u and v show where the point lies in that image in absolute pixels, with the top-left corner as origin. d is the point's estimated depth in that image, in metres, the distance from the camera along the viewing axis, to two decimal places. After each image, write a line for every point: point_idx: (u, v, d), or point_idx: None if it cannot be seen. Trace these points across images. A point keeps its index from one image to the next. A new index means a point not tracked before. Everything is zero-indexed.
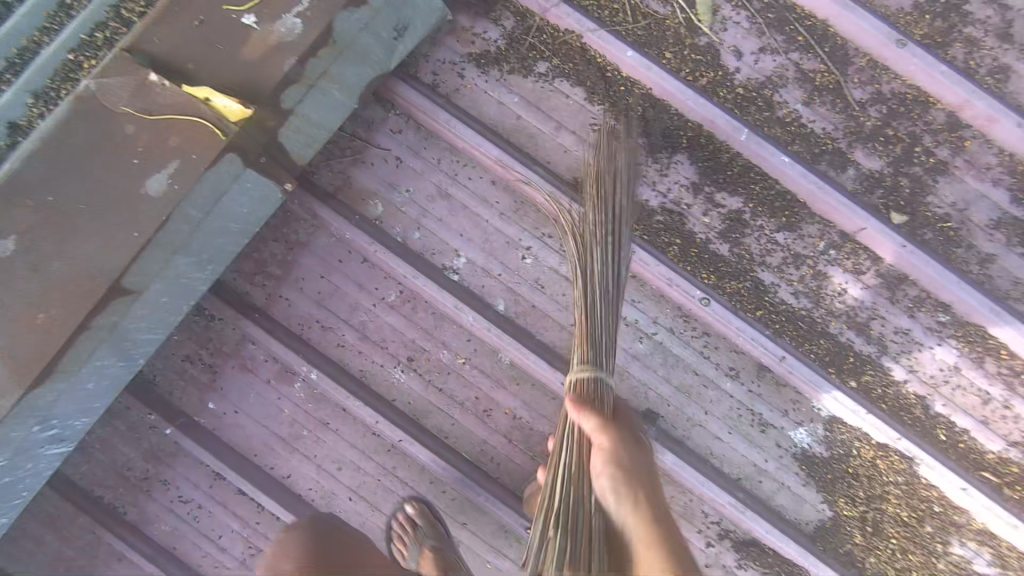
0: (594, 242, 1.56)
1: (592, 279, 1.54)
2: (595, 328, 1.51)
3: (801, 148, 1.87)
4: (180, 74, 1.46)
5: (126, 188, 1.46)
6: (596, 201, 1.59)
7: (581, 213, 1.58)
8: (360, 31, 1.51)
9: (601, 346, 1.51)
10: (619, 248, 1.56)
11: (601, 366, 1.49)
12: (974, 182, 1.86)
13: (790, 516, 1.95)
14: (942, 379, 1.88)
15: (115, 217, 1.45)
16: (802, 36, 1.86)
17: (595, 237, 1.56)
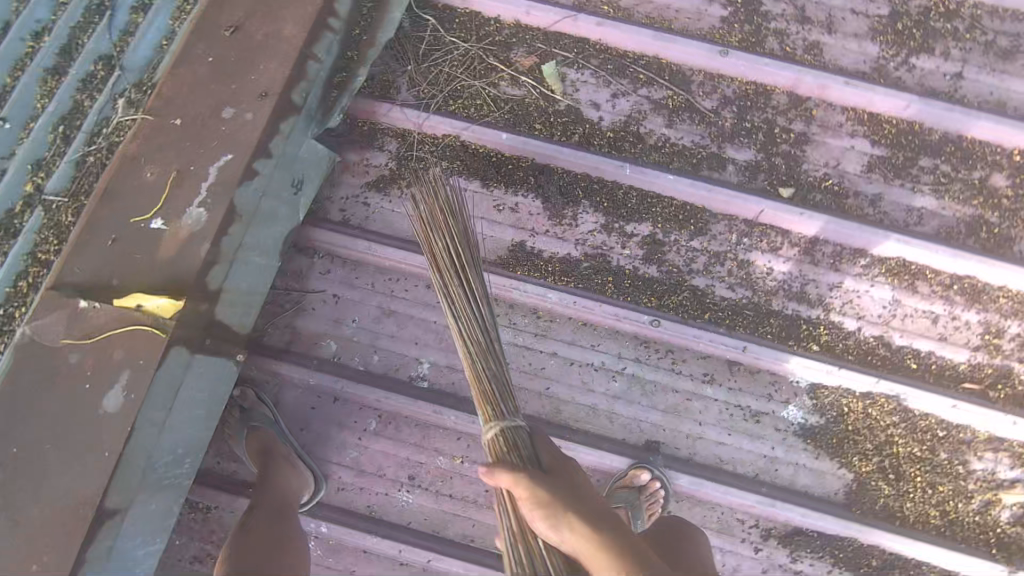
0: (464, 281, 1.56)
1: (463, 313, 1.55)
2: (481, 368, 1.50)
3: (682, 163, 2.07)
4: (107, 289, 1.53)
5: (81, 413, 1.47)
6: (444, 248, 1.58)
7: (451, 254, 1.58)
8: (262, 198, 1.69)
9: (500, 399, 1.48)
10: (475, 281, 1.56)
11: (506, 414, 1.44)
12: (834, 140, 2.09)
13: (817, 492, 1.96)
14: (889, 315, 2.00)
15: (80, 445, 1.46)
16: (642, 74, 2.11)
17: (457, 262, 1.57)
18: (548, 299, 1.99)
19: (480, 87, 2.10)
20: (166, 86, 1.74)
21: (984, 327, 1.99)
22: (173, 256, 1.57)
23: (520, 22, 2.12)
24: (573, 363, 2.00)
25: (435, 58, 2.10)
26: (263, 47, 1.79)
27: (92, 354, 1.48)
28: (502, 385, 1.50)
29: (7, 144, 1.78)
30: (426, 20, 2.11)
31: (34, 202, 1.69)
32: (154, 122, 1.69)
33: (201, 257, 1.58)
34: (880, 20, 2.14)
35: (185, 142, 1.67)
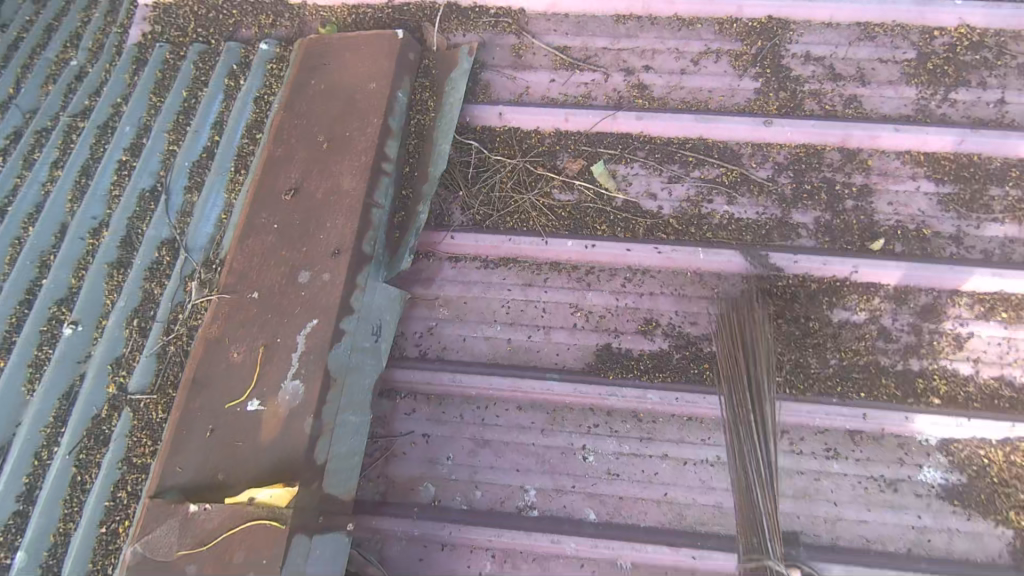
0: (761, 428, 1.83)
1: (753, 481, 1.79)
2: (755, 515, 1.76)
3: (754, 236, 2.02)
4: (216, 486, 1.47)
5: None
6: (739, 369, 1.90)
7: (741, 362, 1.90)
8: (351, 352, 1.64)
9: (765, 530, 1.74)
10: (766, 380, 1.87)
11: (766, 551, 1.71)
12: (897, 186, 2.05)
13: (980, 558, 1.78)
14: (1002, 354, 1.91)
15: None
16: (692, 156, 2.10)
17: (752, 405, 1.86)
18: (648, 400, 1.90)
19: (533, 198, 2.08)
20: (236, 260, 1.72)
21: None
22: (274, 439, 1.50)
23: (560, 129, 2.14)
24: (686, 464, 1.90)
25: (485, 179, 2.11)
26: (326, 204, 1.78)
27: (209, 562, 1.37)
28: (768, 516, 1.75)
29: (83, 347, 1.73)
30: (468, 144, 2.13)
31: (120, 403, 1.65)
32: (231, 300, 1.66)
33: (303, 435, 1.50)
34: (909, 62, 2.12)
35: (267, 314, 1.64)
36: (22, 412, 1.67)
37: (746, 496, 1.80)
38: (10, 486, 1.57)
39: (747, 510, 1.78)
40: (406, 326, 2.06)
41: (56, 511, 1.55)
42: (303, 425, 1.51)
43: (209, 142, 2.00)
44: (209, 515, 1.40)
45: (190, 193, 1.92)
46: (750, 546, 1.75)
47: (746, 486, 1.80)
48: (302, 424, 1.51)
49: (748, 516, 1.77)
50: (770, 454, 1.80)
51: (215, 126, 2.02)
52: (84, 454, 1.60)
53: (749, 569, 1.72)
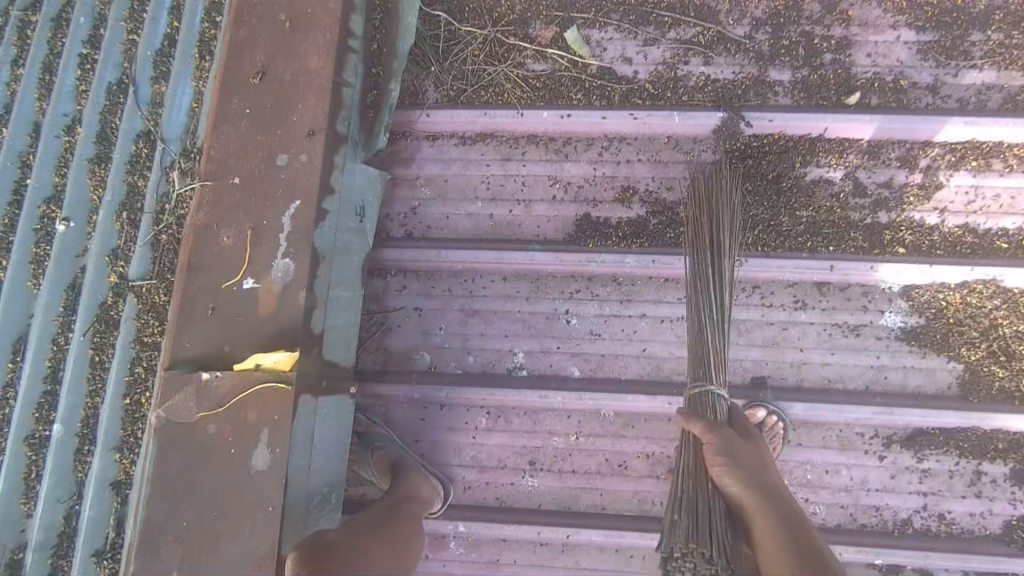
0: (716, 270, 1.81)
1: (703, 318, 1.78)
2: (702, 347, 1.75)
3: (729, 96, 2.02)
4: (223, 359, 1.59)
5: (233, 478, 1.51)
6: (704, 218, 1.87)
7: (707, 213, 1.87)
8: (336, 234, 1.71)
9: (709, 364, 1.74)
10: (725, 227, 1.84)
11: (709, 380, 1.71)
12: (875, 36, 2.01)
13: (930, 390, 1.97)
14: (969, 202, 1.97)
15: (240, 506, 1.50)
16: (667, 16, 2.03)
17: (709, 248, 1.83)
18: (626, 265, 2.00)
19: (507, 70, 2.05)
20: (213, 148, 1.73)
21: None
22: (272, 314, 1.60)
23: None
24: (663, 321, 2.02)
25: (456, 52, 2.06)
26: (295, 87, 1.76)
27: (227, 420, 1.53)
28: (716, 352, 1.76)
29: (78, 242, 1.80)
30: (437, 16, 2.05)
31: (122, 291, 1.75)
32: (213, 188, 1.69)
33: (298, 309, 1.60)
34: None
35: (251, 200, 1.68)
36: (32, 304, 1.77)
37: (698, 336, 1.77)
38: (36, 370, 1.72)
39: (696, 342, 1.77)
40: (390, 207, 2.10)
41: (82, 389, 1.72)
42: (296, 300, 1.60)
43: (169, 28, 1.93)
44: (220, 381, 1.54)
45: (157, 83, 1.90)
46: (695, 376, 1.74)
47: (698, 324, 1.79)
48: (297, 299, 1.60)
49: (697, 347, 1.76)
50: (723, 300, 1.80)
51: (172, 9, 1.93)
52: (98, 338, 1.73)
53: (692, 401, 1.71)
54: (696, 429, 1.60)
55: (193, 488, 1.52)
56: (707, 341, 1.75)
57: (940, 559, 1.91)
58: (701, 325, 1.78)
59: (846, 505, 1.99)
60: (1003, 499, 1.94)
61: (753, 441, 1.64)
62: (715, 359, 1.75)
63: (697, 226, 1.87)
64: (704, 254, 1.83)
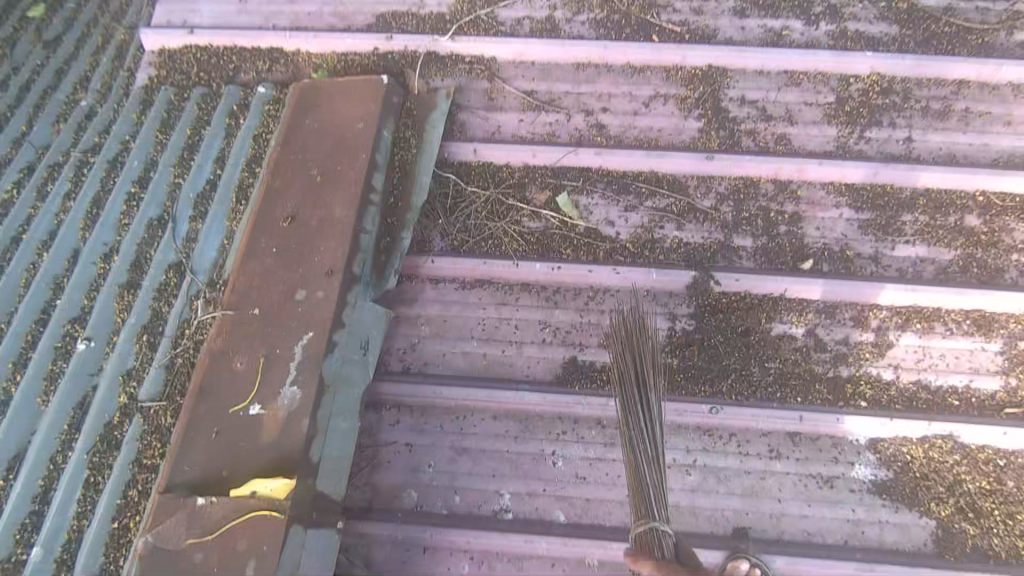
0: (645, 407, 1.91)
1: (640, 458, 1.88)
2: (643, 485, 1.84)
3: (700, 258, 2.28)
4: (219, 483, 1.62)
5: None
6: (627, 355, 1.97)
7: (631, 350, 1.96)
8: (342, 365, 1.84)
9: (651, 498, 1.83)
10: (648, 364, 1.95)
11: (652, 515, 1.79)
12: (823, 213, 2.33)
13: (908, 546, 2.00)
14: (920, 361, 2.17)
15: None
16: (645, 188, 2.36)
17: (636, 385, 1.93)
18: (610, 407, 2.13)
19: (506, 226, 2.31)
20: (239, 281, 1.91)
21: (1005, 355, 2.17)
22: (273, 440, 1.67)
23: (529, 163, 2.38)
24: None
25: (462, 208, 2.33)
26: (320, 231, 1.99)
27: (215, 548, 1.53)
28: (653, 487, 1.84)
29: (94, 361, 1.90)
30: (447, 177, 2.35)
31: (131, 411, 1.81)
32: (234, 316, 1.84)
33: (299, 436, 1.67)
34: (830, 105, 2.43)
35: (267, 330, 1.82)
36: (37, 420, 1.83)
37: (637, 475, 1.86)
38: (28, 488, 1.72)
39: (634, 480, 1.86)
40: (390, 343, 2.24)
41: (71, 510, 1.71)
42: (298, 428, 1.68)
43: (213, 175, 2.20)
44: (215, 506, 1.56)
45: (195, 220, 2.12)
46: (640, 515, 1.82)
47: (635, 462, 1.88)
48: (299, 425, 1.68)
49: (636, 485, 1.85)
50: (656, 435, 1.90)
51: (217, 160, 2.23)
52: (96, 458, 1.75)
53: (640, 538, 1.79)
54: (645, 570, 1.67)
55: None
56: (646, 481, 1.84)
57: None
58: (637, 467, 1.87)
59: None
60: None
61: (704, 574, 1.67)
62: (654, 490, 1.84)
63: (624, 360, 1.97)
64: (633, 393, 1.93)
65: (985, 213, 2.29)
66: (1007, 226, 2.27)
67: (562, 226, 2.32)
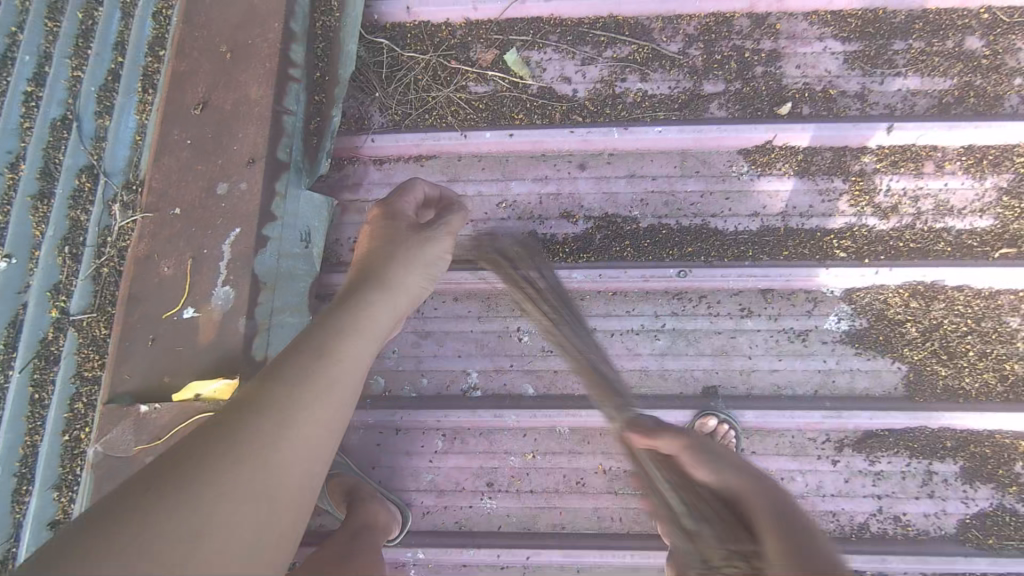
0: None
1: None
2: None
3: (667, 111, 2.06)
4: (382, 288, 1.30)
5: (347, 332, 1.14)
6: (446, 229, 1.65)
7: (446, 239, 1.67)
8: (277, 260, 1.72)
9: None
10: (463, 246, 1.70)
11: None
12: (803, 49, 2.07)
13: (878, 392, 2.00)
14: (905, 205, 2.02)
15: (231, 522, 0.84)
16: (603, 36, 2.09)
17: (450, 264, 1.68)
18: (573, 280, 2.03)
19: (449, 93, 2.08)
20: (154, 180, 1.75)
21: (998, 191, 2.00)
22: (433, 233, 1.43)
23: (470, 19, 2.11)
24: (613, 334, 2.06)
25: (399, 78, 2.09)
26: (235, 115, 1.80)
27: (368, 273, 1.33)
28: None
29: (19, 279, 1.79)
30: (379, 42, 2.09)
31: (64, 326, 1.75)
32: (153, 219, 1.71)
33: (404, 314, 1.36)
34: None
35: (191, 230, 1.70)
36: None
37: None
38: None
39: None
40: (339, 232, 2.12)
41: (21, 427, 1.71)
42: (446, 232, 1.45)
43: (113, 64, 1.97)
44: (373, 310, 1.23)
45: (100, 116, 1.92)
46: None
47: None
48: (440, 246, 1.44)
49: None
50: None
51: (116, 46, 1.99)
52: (38, 376, 1.73)
53: None
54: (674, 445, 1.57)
55: (234, 430, 0.93)
56: None
57: (898, 561, 1.93)
58: None
59: (802, 512, 2.00)
60: (956, 499, 1.98)
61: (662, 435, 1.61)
62: None
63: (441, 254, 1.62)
64: None
65: (989, 32, 2.01)
66: (1012, 47, 2.01)
67: (512, 88, 2.09)
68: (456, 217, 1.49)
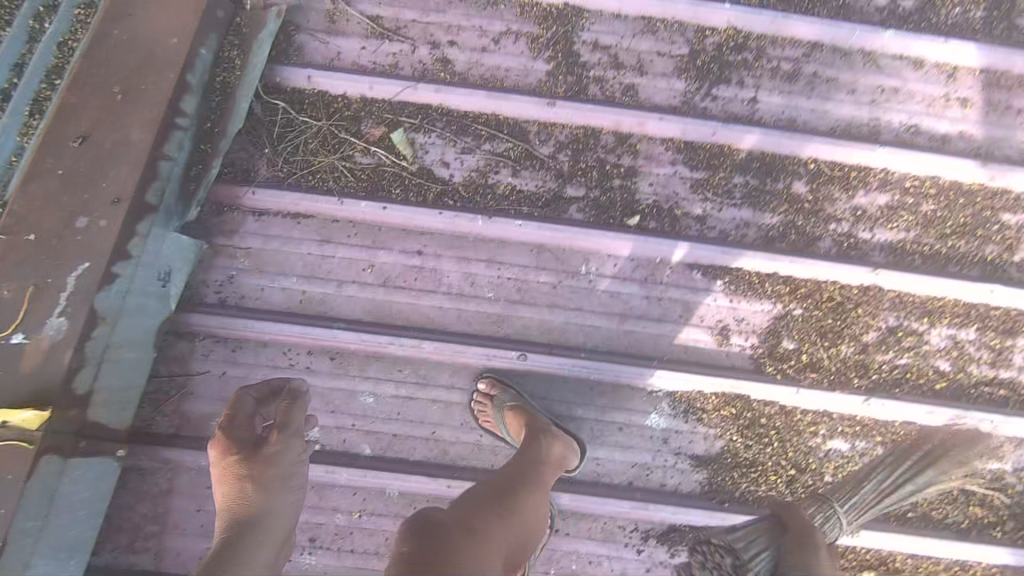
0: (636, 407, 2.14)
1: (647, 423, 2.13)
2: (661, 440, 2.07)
3: (529, 207, 2.25)
4: (260, 520, 1.55)
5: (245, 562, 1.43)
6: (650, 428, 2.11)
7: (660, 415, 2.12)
8: (124, 297, 1.84)
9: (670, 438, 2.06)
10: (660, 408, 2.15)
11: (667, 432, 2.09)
12: (658, 169, 2.28)
13: (685, 489, 2.19)
14: (730, 319, 2.24)
15: None
16: (484, 130, 2.27)
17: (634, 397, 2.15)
18: (423, 348, 2.17)
19: (335, 160, 2.21)
20: (18, 203, 1.83)
21: (808, 322, 2.23)
22: (281, 445, 1.60)
23: (365, 96, 2.24)
24: (453, 404, 2.18)
25: (290, 138, 2.19)
26: (111, 155, 1.91)
27: (238, 507, 1.54)
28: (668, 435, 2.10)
29: None
30: (275, 103, 2.18)
31: None
32: (7, 241, 1.80)
33: (286, 530, 1.60)
34: (681, 58, 2.31)
35: (42, 257, 1.80)
36: None
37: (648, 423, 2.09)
38: None
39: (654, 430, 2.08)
40: (206, 275, 2.19)
41: None
42: (288, 440, 1.62)
43: (7, 83, 2.05)
44: (268, 537, 1.53)
45: None
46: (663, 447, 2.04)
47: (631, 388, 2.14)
48: (291, 453, 1.62)
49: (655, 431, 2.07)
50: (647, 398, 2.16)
51: (16, 67, 2.06)
52: None
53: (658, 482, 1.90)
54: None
55: None
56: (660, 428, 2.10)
57: None
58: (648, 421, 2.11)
59: None
60: None
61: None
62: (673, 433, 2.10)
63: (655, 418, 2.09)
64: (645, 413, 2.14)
65: (814, 180, 2.27)
66: (833, 195, 2.27)
67: (396, 165, 2.24)
68: (293, 416, 1.66)
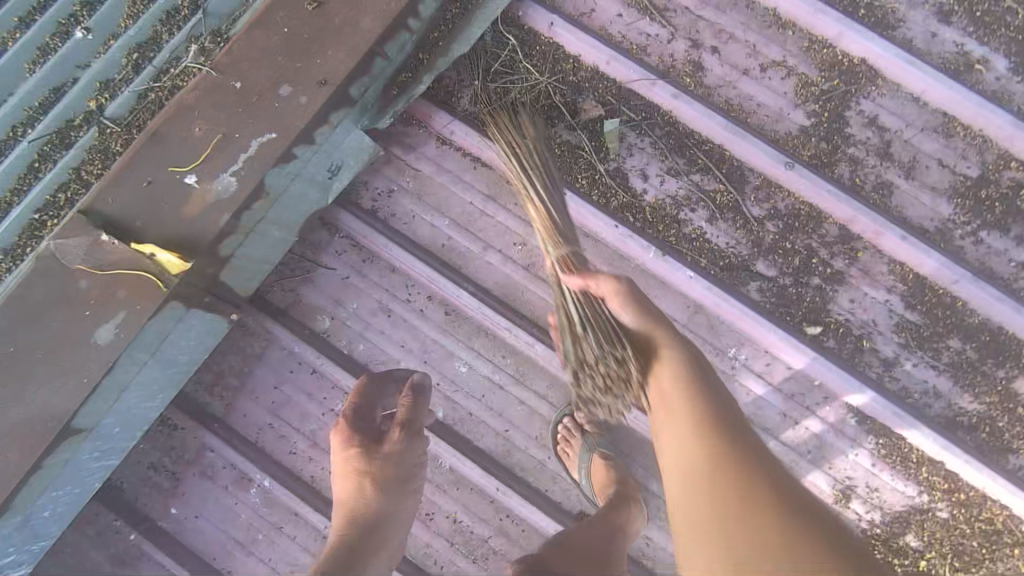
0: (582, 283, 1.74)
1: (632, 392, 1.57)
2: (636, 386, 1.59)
3: (708, 262, 2.01)
4: (381, 520, 1.68)
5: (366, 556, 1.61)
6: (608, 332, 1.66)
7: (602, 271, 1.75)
8: (292, 180, 1.80)
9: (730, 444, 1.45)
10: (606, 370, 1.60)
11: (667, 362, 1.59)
12: (868, 288, 1.96)
13: None
14: (860, 479, 1.97)
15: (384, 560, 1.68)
16: (701, 160, 2.01)
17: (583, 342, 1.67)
18: (534, 349, 2.06)
19: (539, 124, 2.04)
20: (237, 46, 1.76)
21: (945, 528, 1.93)
22: (399, 444, 1.70)
23: (598, 69, 2.03)
24: (536, 414, 2.08)
25: (506, 81, 2.03)
26: (337, 32, 1.77)
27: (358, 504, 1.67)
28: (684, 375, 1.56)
29: (81, 56, 1.93)
30: (507, 39, 2.03)
31: (92, 120, 1.91)
32: (214, 80, 1.75)
33: (406, 521, 1.74)
34: (964, 180, 1.91)
35: (238, 109, 1.74)
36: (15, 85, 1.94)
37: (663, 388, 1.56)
38: None
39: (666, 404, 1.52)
40: (369, 179, 2.14)
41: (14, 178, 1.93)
42: (406, 441, 1.71)
43: None
44: (386, 533, 1.68)
45: None
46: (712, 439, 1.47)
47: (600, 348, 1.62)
48: (411, 453, 1.72)
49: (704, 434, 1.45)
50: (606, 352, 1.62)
51: None
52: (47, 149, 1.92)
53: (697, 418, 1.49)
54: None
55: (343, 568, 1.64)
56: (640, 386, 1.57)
57: None
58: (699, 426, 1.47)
59: None
60: None
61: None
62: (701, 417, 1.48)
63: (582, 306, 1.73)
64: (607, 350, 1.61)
65: None
66: None
67: (595, 155, 2.04)
68: (415, 415, 1.72)
